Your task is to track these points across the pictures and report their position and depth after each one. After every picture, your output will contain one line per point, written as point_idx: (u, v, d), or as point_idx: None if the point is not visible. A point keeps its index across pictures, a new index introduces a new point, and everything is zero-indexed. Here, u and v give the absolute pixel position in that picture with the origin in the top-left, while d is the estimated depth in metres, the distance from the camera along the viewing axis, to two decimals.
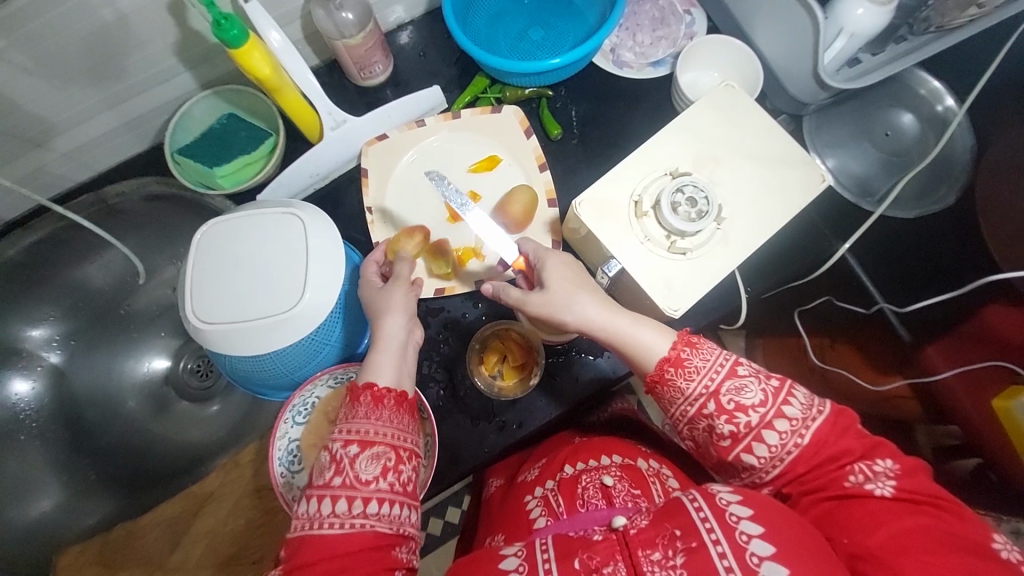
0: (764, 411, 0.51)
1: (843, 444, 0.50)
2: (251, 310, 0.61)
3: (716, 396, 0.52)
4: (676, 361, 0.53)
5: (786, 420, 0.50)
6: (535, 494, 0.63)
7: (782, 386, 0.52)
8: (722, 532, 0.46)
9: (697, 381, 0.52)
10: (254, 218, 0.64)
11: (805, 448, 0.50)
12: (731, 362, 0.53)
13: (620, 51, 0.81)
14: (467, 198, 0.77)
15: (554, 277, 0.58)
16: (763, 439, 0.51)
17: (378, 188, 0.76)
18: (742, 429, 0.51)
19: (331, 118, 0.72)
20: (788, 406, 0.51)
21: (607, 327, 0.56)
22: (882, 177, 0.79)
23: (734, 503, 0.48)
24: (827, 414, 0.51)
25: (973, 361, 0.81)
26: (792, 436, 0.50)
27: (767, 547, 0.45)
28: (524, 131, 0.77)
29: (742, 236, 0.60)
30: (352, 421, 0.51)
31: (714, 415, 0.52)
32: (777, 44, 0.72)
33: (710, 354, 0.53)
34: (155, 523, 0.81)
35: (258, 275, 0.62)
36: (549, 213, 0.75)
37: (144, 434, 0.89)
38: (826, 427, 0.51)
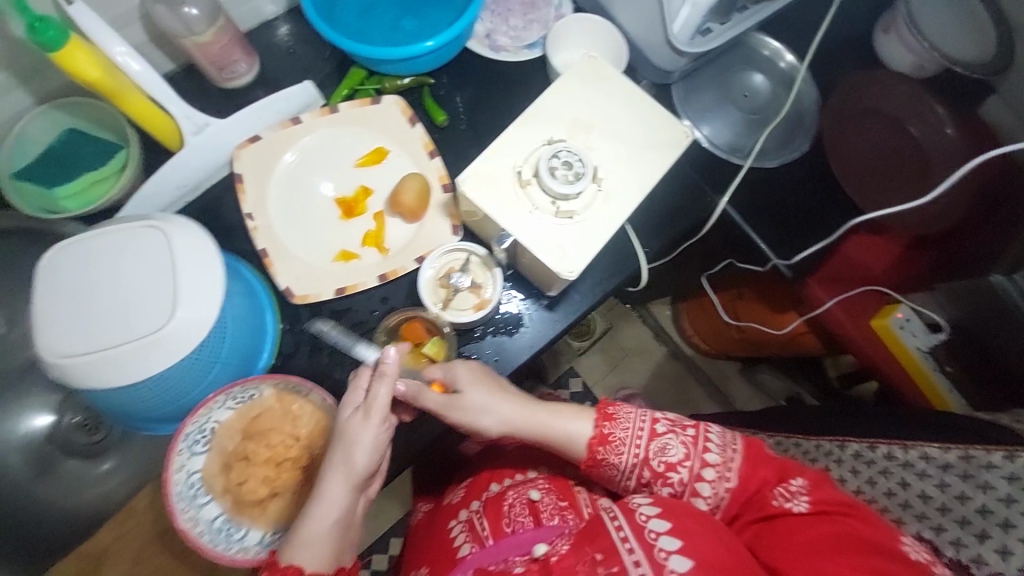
0: (690, 465, 0.56)
1: (762, 474, 0.55)
2: (116, 338, 0.55)
3: (647, 462, 0.56)
4: (601, 439, 0.57)
5: (710, 467, 0.56)
6: (461, 518, 0.63)
7: (698, 432, 0.57)
8: (641, 549, 0.48)
9: (626, 453, 0.57)
10: (109, 237, 0.58)
11: (732, 489, 0.55)
12: (649, 422, 0.58)
13: (496, 36, 0.83)
14: (358, 193, 0.74)
15: (470, 386, 0.58)
16: (699, 491, 0.56)
17: (258, 193, 0.71)
18: (678, 487, 0.56)
19: (191, 123, 0.67)
20: (709, 453, 0.56)
21: (534, 423, 0.59)
22: (747, 134, 0.86)
23: (652, 516, 0.50)
24: (741, 451, 0.56)
25: (850, 290, 0.89)
26: (720, 481, 0.55)
27: (684, 561, 0.46)
28: (408, 119, 0.76)
29: (621, 193, 0.62)
30: None
31: (651, 481, 0.57)
32: (635, 16, 0.77)
33: (629, 423, 0.58)
34: None
35: (125, 302, 0.56)
36: (444, 198, 0.74)
37: (26, 503, 0.78)
38: (744, 463, 0.56)
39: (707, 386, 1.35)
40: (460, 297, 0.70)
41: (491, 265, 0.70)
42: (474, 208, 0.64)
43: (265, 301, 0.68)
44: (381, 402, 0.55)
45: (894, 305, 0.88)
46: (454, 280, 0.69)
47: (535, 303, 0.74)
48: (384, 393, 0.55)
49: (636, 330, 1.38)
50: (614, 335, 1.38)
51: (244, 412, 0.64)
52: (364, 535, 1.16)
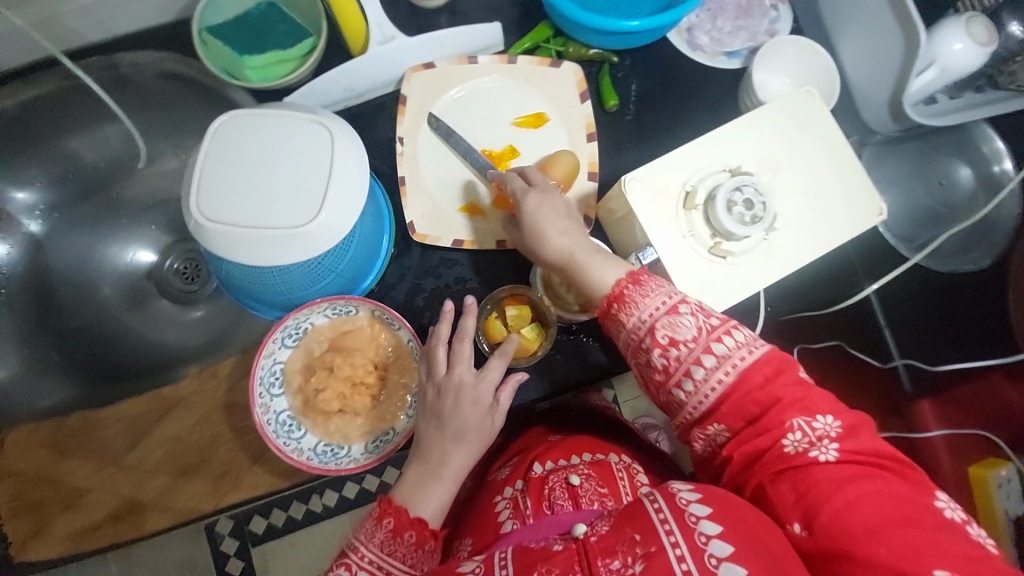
0: (694, 347, 0.48)
1: (774, 388, 0.47)
2: (263, 218, 0.56)
3: (652, 331, 0.49)
4: (619, 299, 0.51)
5: (713, 356, 0.48)
6: (505, 494, 0.62)
7: (721, 323, 0.48)
8: (681, 533, 0.44)
9: (636, 315, 0.50)
10: (278, 120, 0.59)
11: (728, 384, 0.47)
12: (675, 300, 0.49)
13: (697, 33, 0.77)
14: (505, 151, 0.72)
15: (535, 214, 0.57)
16: (692, 374, 0.48)
17: (413, 120, 0.70)
18: (673, 364, 0.49)
19: (380, 32, 0.66)
20: (718, 343, 0.48)
21: (576, 260, 0.55)
22: (925, 225, 0.77)
23: (693, 502, 0.46)
24: (760, 352, 0.48)
25: (961, 426, 0.82)
26: (716, 371, 0.47)
27: (725, 548, 0.43)
28: (579, 94, 0.72)
29: (786, 249, 0.57)
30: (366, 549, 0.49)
31: (648, 349, 0.49)
32: (863, 63, 0.68)
33: (655, 292, 0.50)
34: (116, 420, 0.83)
35: (276, 189, 0.57)
36: (587, 186, 0.70)
37: (115, 324, 0.83)
38: (756, 365, 0.47)
39: None
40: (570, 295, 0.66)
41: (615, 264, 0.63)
42: (625, 213, 0.61)
43: (386, 226, 0.68)
44: (467, 329, 0.58)
45: (1001, 461, 0.77)
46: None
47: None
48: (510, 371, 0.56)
49: None
50: None
51: (341, 325, 0.65)
52: None
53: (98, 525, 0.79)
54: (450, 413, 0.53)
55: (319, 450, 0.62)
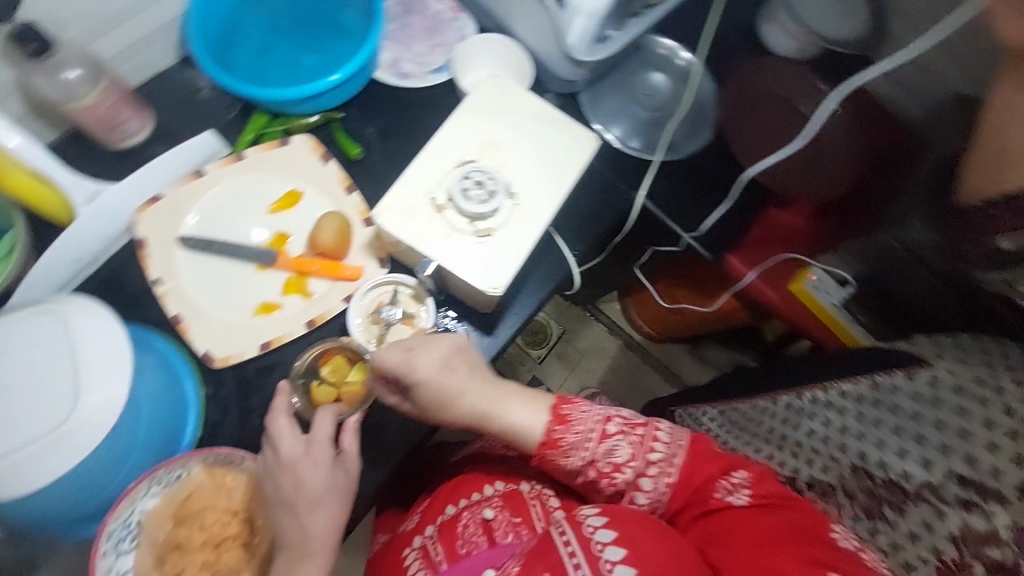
0: (634, 465, 0.56)
1: (706, 470, 0.56)
2: (17, 434, 0.50)
3: (593, 463, 0.56)
4: (552, 443, 0.56)
5: (652, 465, 0.56)
6: (414, 545, 0.64)
7: (645, 432, 0.58)
8: (582, 550, 0.50)
9: (575, 456, 0.57)
10: (1, 330, 0.54)
11: (673, 484, 0.56)
12: (602, 422, 0.57)
13: (401, 63, 0.83)
14: (275, 239, 0.71)
15: (433, 379, 0.57)
16: (640, 487, 0.56)
17: (164, 255, 0.67)
18: (621, 484, 0.57)
19: (82, 191, 0.63)
20: (653, 453, 0.57)
21: (489, 413, 0.58)
22: (661, 127, 0.89)
23: (599, 527, 0.52)
24: (684, 447, 0.57)
25: (768, 258, 0.96)
26: (660, 477, 0.56)
27: (626, 569, 0.48)
28: (320, 157, 0.74)
29: (540, 204, 0.62)
30: None
31: (596, 479, 0.57)
32: (533, 32, 0.79)
33: (585, 419, 0.57)
34: None
35: (23, 400, 0.52)
36: (366, 232, 0.71)
37: None
38: (687, 460, 0.57)
39: (665, 369, 1.38)
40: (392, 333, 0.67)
41: (423, 296, 0.68)
42: (397, 241, 0.63)
43: (184, 369, 0.63)
44: (279, 425, 0.56)
45: (806, 270, 0.97)
46: (385, 313, 0.67)
47: (477, 326, 0.72)
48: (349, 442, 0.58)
49: (592, 328, 1.39)
50: (570, 337, 1.38)
51: (173, 492, 0.58)
52: None
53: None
54: (309, 501, 0.54)
55: None
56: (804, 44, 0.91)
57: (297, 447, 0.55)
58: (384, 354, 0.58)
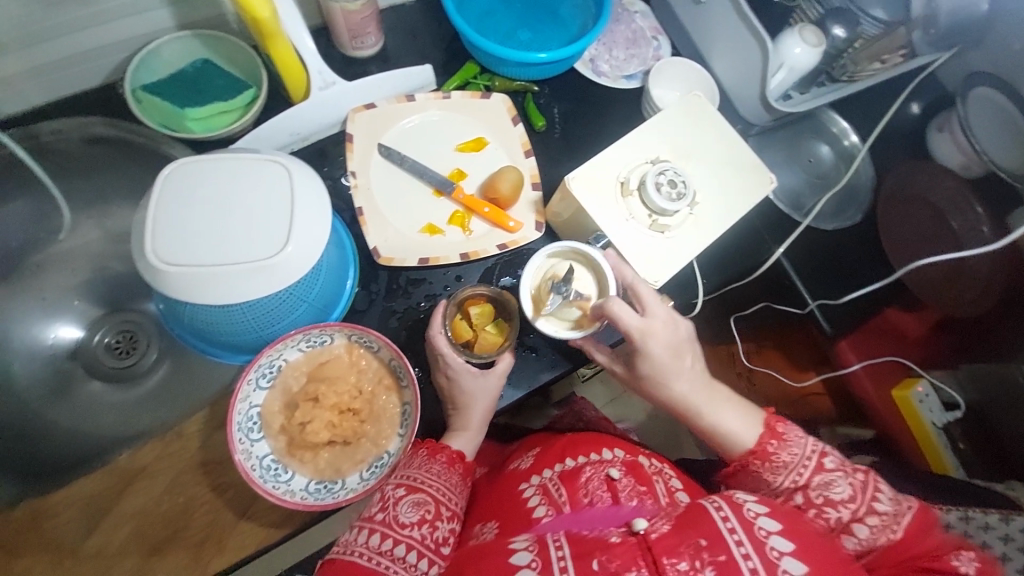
0: (854, 507, 0.54)
1: (930, 542, 0.53)
2: (229, 255, 0.56)
3: (805, 489, 0.55)
4: (762, 454, 0.57)
5: (876, 514, 0.54)
6: (531, 483, 0.62)
7: (868, 478, 0.55)
8: (753, 546, 0.46)
9: (784, 476, 0.56)
10: (232, 162, 0.60)
11: (893, 541, 0.53)
12: (819, 456, 0.56)
13: (599, 62, 0.90)
14: (453, 174, 0.78)
15: (661, 362, 0.58)
16: (853, 532, 0.54)
17: (363, 155, 0.75)
18: (832, 524, 0.54)
19: (321, 78, 0.71)
20: (878, 502, 0.54)
21: (697, 409, 0.60)
22: (810, 195, 0.93)
23: (760, 514, 0.49)
24: (915, 507, 0.55)
25: (879, 356, 0.99)
26: (883, 529, 0.53)
27: (797, 565, 0.46)
28: (511, 118, 0.81)
29: (712, 219, 0.67)
30: (407, 469, 0.59)
31: (803, 507, 0.55)
32: (730, 70, 0.84)
33: (800, 448, 0.57)
34: (67, 502, 0.75)
35: (237, 227, 0.57)
36: (533, 196, 0.78)
37: (31, 422, 0.72)
38: (913, 522, 0.54)
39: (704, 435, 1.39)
40: (557, 304, 0.65)
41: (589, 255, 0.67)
42: (574, 210, 0.68)
43: (350, 255, 0.70)
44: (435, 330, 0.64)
45: (915, 379, 0.98)
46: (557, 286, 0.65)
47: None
48: (502, 361, 0.66)
49: None
50: None
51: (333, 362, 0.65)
52: None
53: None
54: (467, 401, 0.65)
55: (313, 489, 0.61)
56: (970, 161, 0.88)
57: (466, 369, 0.64)
58: (614, 305, 0.57)
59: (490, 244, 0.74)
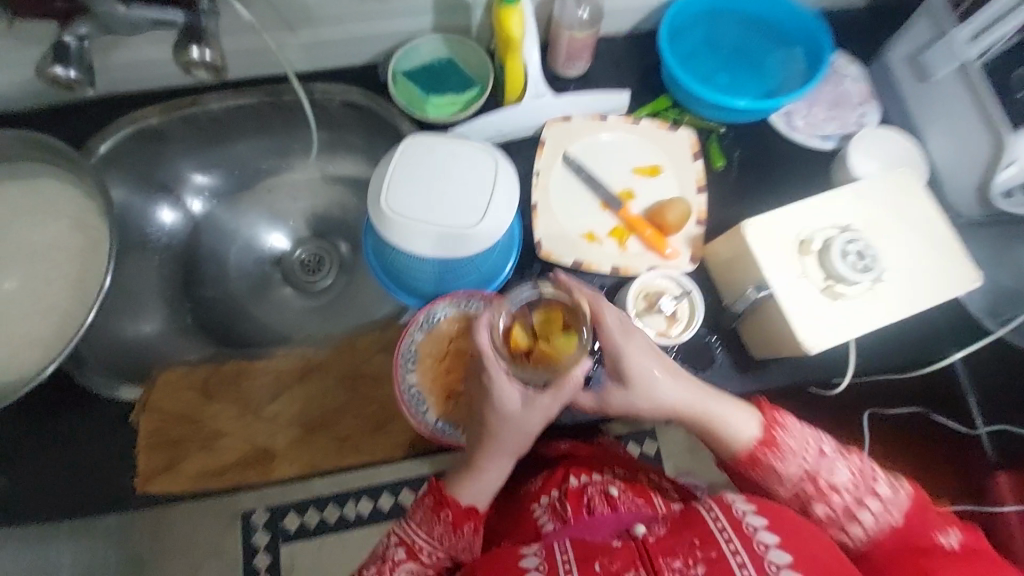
0: (852, 492, 0.59)
1: (926, 525, 0.57)
2: (438, 217, 0.68)
3: (813, 476, 0.60)
4: (769, 442, 0.62)
5: (876, 499, 0.59)
6: (540, 502, 0.68)
7: (866, 464, 0.61)
8: (743, 545, 0.53)
9: (792, 462, 0.61)
10: (453, 143, 0.72)
11: (893, 524, 0.58)
12: (819, 444, 0.62)
13: (793, 116, 0.89)
14: (622, 193, 0.83)
15: (634, 350, 0.61)
16: (857, 517, 0.59)
17: (549, 159, 0.83)
18: (836, 511, 0.59)
19: (536, 89, 0.82)
20: (877, 486, 0.59)
21: (703, 405, 0.63)
22: (1012, 306, 0.82)
23: (759, 527, 0.54)
24: (911, 493, 0.59)
25: None
26: (883, 512, 0.58)
27: (784, 556, 0.52)
28: (692, 154, 0.84)
29: (891, 299, 0.67)
30: (408, 528, 0.62)
31: (811, 494, 0.60)
32: (946, 150, 0.81)
33: (801, 437, 0.62)
34: (264, 370, 0.89)
35: (447, 196, 0.69)
36: (694, 230, 0.80)
37: (237, 306, 0.91)
38: (911, 505, 0.58)
39: None
40: (656, 316, 0.72)
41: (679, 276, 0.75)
42: (740, 253, 0.71)
43: (517, 243, 0.79)
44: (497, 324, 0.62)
45: None
46: (662, 300, 0.72)
47: (732, 355, 0.77)
48: (546, 399, 0.60)
49: None
50: None
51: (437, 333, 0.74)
52: (414, 468, 1.26)
53: (226, 468, 0.86)
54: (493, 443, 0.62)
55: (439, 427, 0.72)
56: None
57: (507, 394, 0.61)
58: (607, 310, 0.62)
59: (641, 265, 0.78)
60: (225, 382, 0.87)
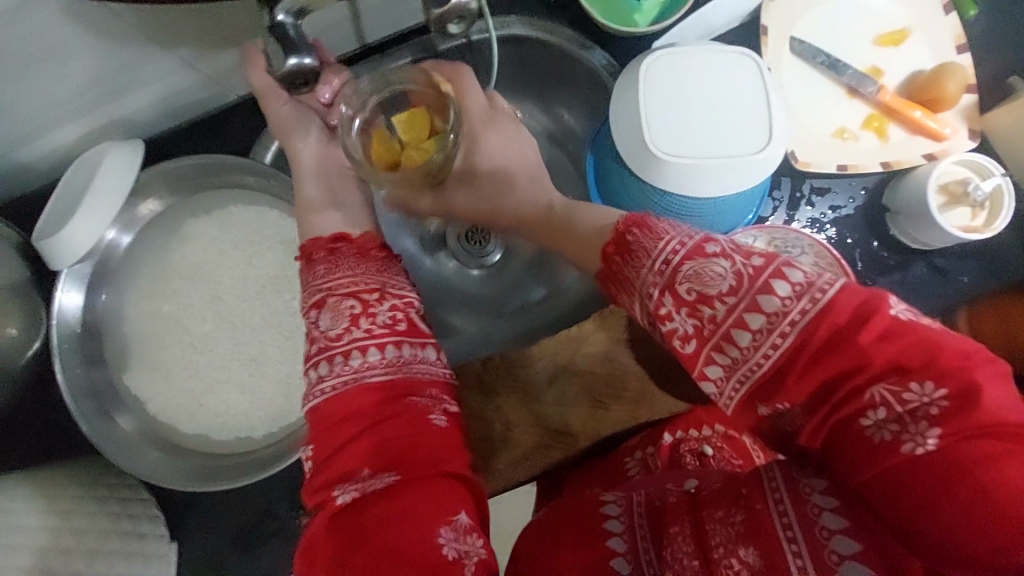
0: (733, 302, 0.38)
1: (859, 357, 0.36)
2: (716, 147, 0.57)
3: (670, 287, 0.40)
4: (622, 249, 0.44)
5: (762, 316, 0.37)
6: (635, 457, 0.67)
7: (765, 266, 0.38)
8: (796, 521, 0.39)
9: (646, 267, 0.42)
10: (705, 54, 0.60)
11: (785, 356, 0.37)
12: (695, 239, 0.40)
13: None
14: (869, 73, 0.70)
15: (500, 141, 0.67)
16: (732, 342, 0.38)
17: (776, 48, 0.70)
18: (706, 326, 0.39)
19: None
20: (765, 297, 0.37)
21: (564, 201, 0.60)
22: None
23: (825, 502, 0.39)
24: (829, 301, 0.36)
25: None
26: (767, 339, 0.37)
27: (852, 542, 0.37)
28: (944, 6, 0.70)
29: None
30: (335, 273, 0.56)
31: (669, 310, 0.40)
32: None
33: (664, 231, 0.42)
34: (538, 354, 0.74)
35: (720, 120, 0.58)
36: (968, 99, 0.68)
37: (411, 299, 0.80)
38: (817, 324, 0.36)
39: None
40: (960, 210, 0.65)
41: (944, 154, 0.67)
42: None
43: None
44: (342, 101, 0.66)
45: None
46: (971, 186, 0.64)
47: (1008, 226, 0.70)
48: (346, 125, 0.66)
49: None
50: None
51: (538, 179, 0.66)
52: None
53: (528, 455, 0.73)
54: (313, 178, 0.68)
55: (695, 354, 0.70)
56: None
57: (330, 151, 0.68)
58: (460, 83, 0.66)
59: (911, 153, 0.68)
60: (498, 373, 0.74)
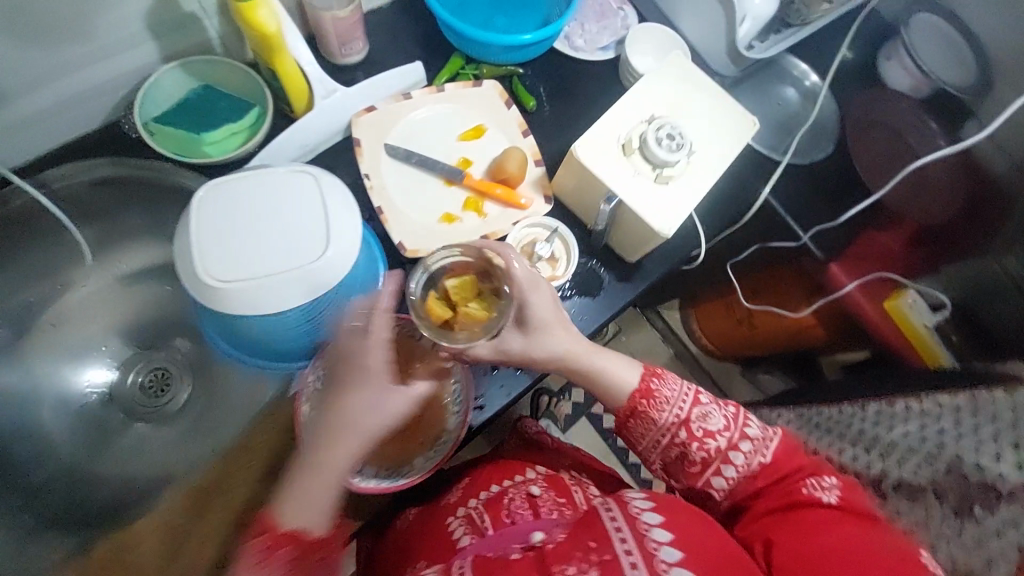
0: (729, 435, 0.68)
1: (795, 464, 0.67)
2: (289, 258, 0.63)
3: (686, 423, 0.68)
4: (648, 393, 0.69)
5: (741, 446, 0.68)
6: (457, 515, 0.74)
7: (738, 412, 0.70)
8: (639, 545, 0.58)
9: (668, 411, 0.68)
10: (259, 177, 0.67)
11: (762, 464, 0.67)
12: (692, 396, 0.69)
13: (573, 37, 0.91)
14: (459, 163, 0.82)
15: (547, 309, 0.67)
16: (729, 461, 0.67)
17: (371, 156, 0.81)
18: (711, 454, 0.68)
19: (323, 87, 0.78)
20: (749, 428, 0.68)
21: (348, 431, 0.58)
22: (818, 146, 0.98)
23: (646, 509, 0.62)
24: (778, 435, 0.69)
25: (866, 272, 1.07)
26: (754, 453, 0.67)
27: (673, 553, 0.57)
28: (504, 101, 0.85)
29: (707, 161, 0.74)
30: None
31: (686, 441, 0.68)
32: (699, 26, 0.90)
33: (677, 386, 0.70)
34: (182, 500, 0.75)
35: (273, 235, 0.64)
36: (534, 172, 0.83)
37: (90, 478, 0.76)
38: (778, 445, 0.68)
39: (712, 382, 1.54)
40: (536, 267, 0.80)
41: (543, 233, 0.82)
42: (581, 171, 0.74)
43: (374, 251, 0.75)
44: None
45: (902, 290, 1.05)
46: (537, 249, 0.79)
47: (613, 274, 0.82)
48: None
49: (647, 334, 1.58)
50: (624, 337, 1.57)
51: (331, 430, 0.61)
52: None
53: None
54: None
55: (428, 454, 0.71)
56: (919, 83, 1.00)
57: None
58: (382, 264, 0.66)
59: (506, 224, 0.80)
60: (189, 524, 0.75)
